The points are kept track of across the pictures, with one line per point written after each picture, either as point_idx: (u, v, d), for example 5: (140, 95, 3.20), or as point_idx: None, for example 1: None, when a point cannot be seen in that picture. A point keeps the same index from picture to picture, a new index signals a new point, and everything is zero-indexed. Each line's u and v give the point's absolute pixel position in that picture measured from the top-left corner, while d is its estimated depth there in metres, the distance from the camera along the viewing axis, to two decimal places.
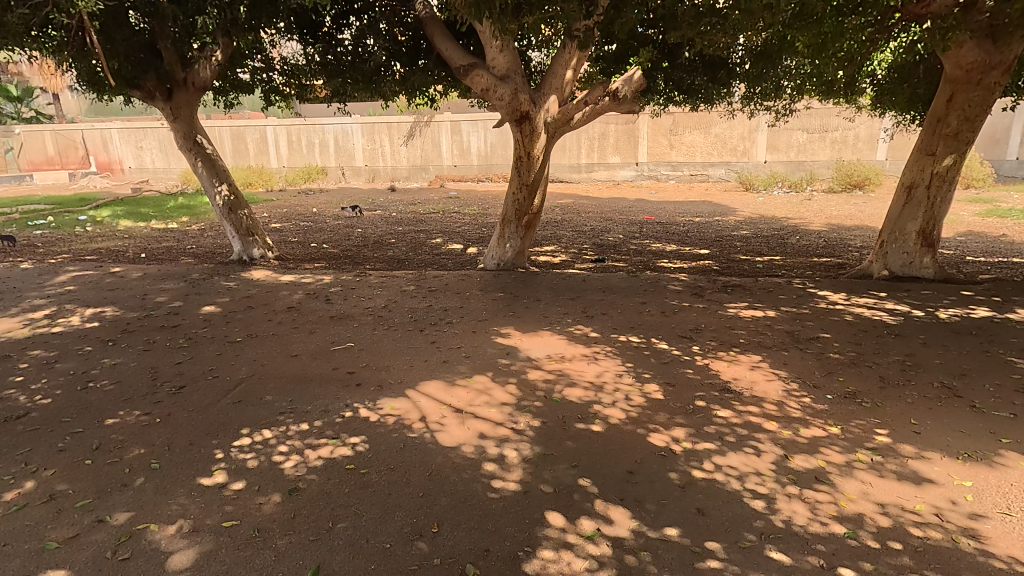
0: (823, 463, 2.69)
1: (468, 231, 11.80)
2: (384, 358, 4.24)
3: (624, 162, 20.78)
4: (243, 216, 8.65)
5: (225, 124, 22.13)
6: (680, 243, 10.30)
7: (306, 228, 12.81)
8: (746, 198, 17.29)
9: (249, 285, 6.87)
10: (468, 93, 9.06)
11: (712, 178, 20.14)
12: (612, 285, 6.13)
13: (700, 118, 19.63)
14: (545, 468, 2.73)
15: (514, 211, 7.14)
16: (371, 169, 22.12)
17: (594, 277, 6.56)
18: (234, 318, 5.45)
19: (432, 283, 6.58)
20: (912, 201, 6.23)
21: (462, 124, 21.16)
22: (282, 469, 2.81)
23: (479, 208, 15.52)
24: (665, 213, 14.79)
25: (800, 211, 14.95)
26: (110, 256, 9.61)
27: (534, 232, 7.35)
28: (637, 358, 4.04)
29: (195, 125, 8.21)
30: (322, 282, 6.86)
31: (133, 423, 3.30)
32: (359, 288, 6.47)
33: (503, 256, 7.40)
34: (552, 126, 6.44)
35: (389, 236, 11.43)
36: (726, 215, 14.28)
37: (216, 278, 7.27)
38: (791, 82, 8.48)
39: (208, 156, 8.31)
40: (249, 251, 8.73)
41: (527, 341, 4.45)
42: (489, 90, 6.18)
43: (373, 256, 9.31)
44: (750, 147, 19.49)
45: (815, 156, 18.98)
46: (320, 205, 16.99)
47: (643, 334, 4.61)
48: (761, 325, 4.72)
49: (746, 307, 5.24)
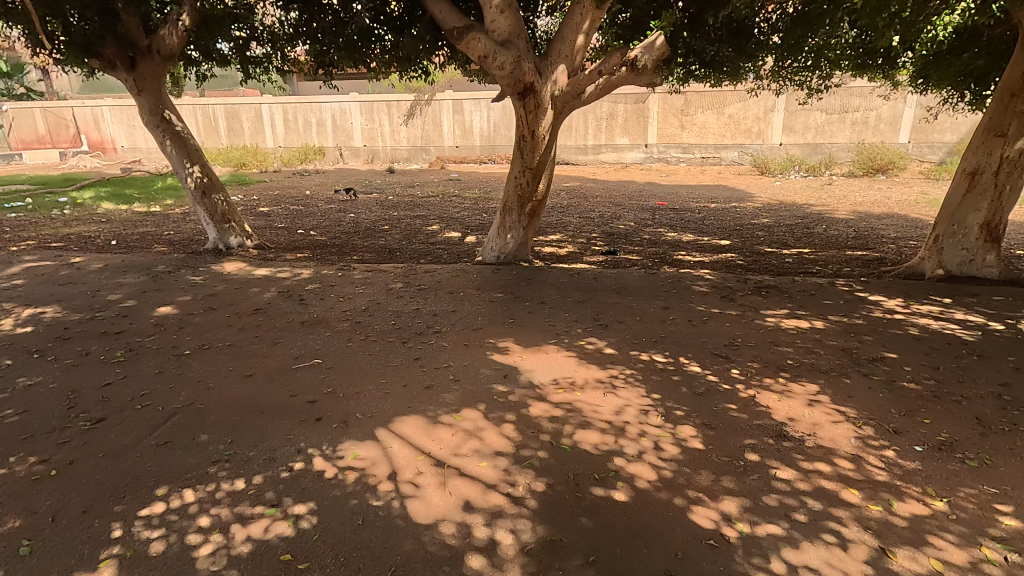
0: (939, 567, 1.94)
1: (466, 217, 10.99)
2: (355, 382, 3.49)
3: (633, 144, 19.86)
4: (217, 201, 7.83)
5: (218, 102, 21.24)
6: (697, 233, 9.49)
7: (295, 213, 12.01)
8: (762, 182, 16.42)
9: (218, 279, 6.12)
10: (467, 65, 8.18)
11: (724, 162, 19.16)
12: (628, 285, 5.34)
13: (713, 97, 18.64)
14: (551, 567, 1.99)
15: (516, 197, 6.34)
16: (369, 150, 21.22)
17: (606, 274, 5.78)
18: (189, 323, 4.70)
19: (422, 280, 5.81)
20: (975, 189, 5.40)
21: (464, 103, 20.14)
22: (194, 558, 2.08)
23: (479, 192, 14.71)
24: (677, 199, 13.94)
25: (819, 196, 14.11)
26: (78, 242, 8.85)
27: (538, 221, 6.56)
28: (664, 388, 3.27)
29: (163, 99, 7.40)
30: (299, 277, 6.10)
31: (19, 478, 2.56)
32: (340, 285, 5.73)
33: (503, 248, 6.63)
34: (561, 100, 5.62)
35: (383, 222, 10.65)
36: (743, 201, 13.45)
37: (183, 271, 6.52)
38: (829, 52, 7.54)
39: (179, 133, 7.50)
40: (226, 239, 7.94)
41: (529, 360, 3.69)
42: (488, 58, 5.25)
43: (363, 246, 8.56)
44: (765, 129, 18.49)
45: (833, 139, 17.98)
46: (313, 187, 16.20)
47: (668, 350, 3.84)
48: (810, 340, 3.93)
49: (787, 315, 4.46)
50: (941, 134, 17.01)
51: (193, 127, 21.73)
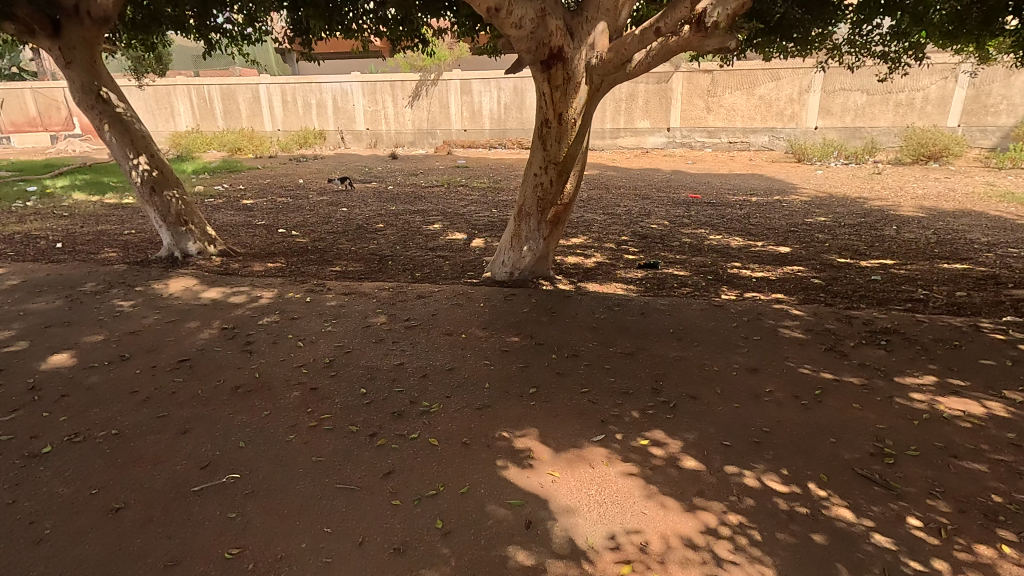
0: None
1: (472, 213, 9.56)
2: (280, 532, 2.12)
3: (654, 128, 18.26)
4: (170, 199, 6.45)
5: (213, 82, 19.81)
6: (745, 236, 8.02)
7: (282, 206, 10.65)
8: (801, 171, 14.79)
9: (153, 305, 4.79)
10: (474, 33, 6.63)
11: (753, 147, 17.48)
12: (689, 325, 3.92)
13: (743, 76, 16.93)
14: None
15: (536, 200, 4.92)
16: (372, 134, 19.75)
17: (655, 305, 4.37)
18: (78, 385, 3.36)
19: (413, 312, 4.44)
20: None
21: (473, 83, 18.54)
22: None
23: (489, 181, 13.25)
24: (711, 190, 12.41)
25: (870, 188, 12.50)
26: (19, 246, 7.53)
27: (563, 229, 5.15)
28: (809, 569, 1.88)
29: (99, 75, 5.99)
30: (255, 304, 4.74)
31: None
32: (304, 318, 4.38)
33: (518, 263, 5.27)
34: (599, 72, 4.10)
35: (377, 220, 9.27)
36: (785, 193, 11.89)
37: (114, 290, 5.20)
38: (927, 14, 5.84)
39: (119, 117, 6.10)
40: (182, 245, 6.57)
41: (568, 487, 2.31)
42: (501, 11, 3.71)
43: (350, 251, 7.20)
44: (799, 111, 16.75)
45: (874, 122, 16.17)
46: (307, 175, 14.83)
47: (783, 463, 2.44)
48: (1004, 447, 2.52)
49: (941, 389, 3.04)
50: (996, 116, 15.07)
51: (185, 109, 20.36)
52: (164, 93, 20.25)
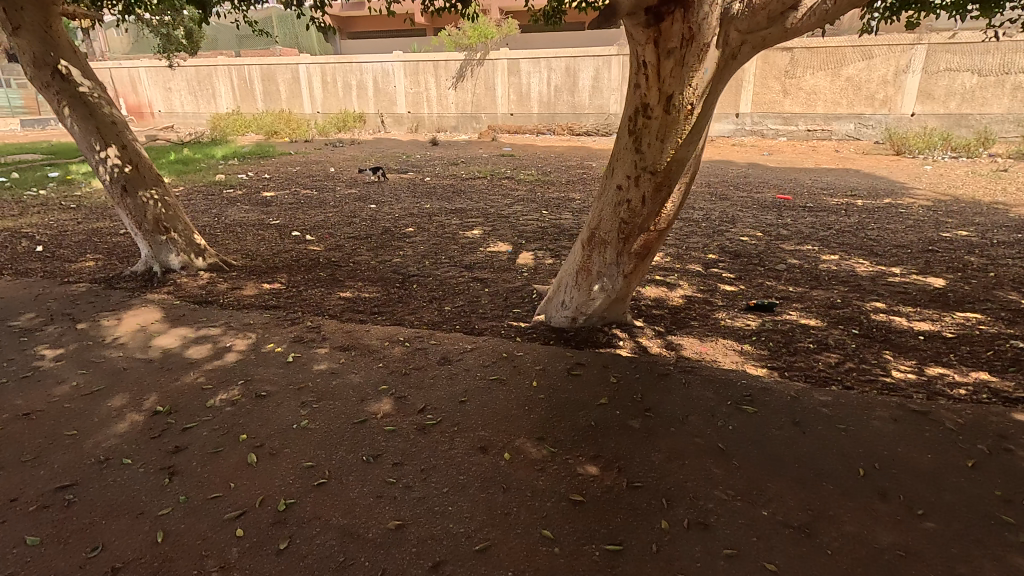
0: None
1: (518, 216, 8.03)
2: None
3: (721, 113, 16.17)
4: (146, 201, 5.19)
5: (252, 62, 18.81)
6: (869, 258, 6.17)
7: (303, 201, 9.37)
8: (904, 165, 12.50)
9: (84, 357, 3.50)
10: None
11: (837, 136, 15.15)
12: (890, 462, 2.30)
13: (829, 53, 14.56)
14: None
15: (617, 223, 3.37)
16: (413, 117, 18.36)
17: (811, 401, 2.76)
18: None
19: (434, 392, 2.97)
20: None
21: (521, 63, 16.83)
22: None
23: (538, 173, 11.63)
24: (799, 188, 10.43)
25: (996, 189, 10.20)
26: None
27: (651, 262, 3.57)
28: None
29: (54, 43, 4.65)
30: (217, 363, 3.39)
31: None
32: (277, 397, 2.98)
33: (584, 307, 3.76)
34: (740, 26, 2.52)
35: (405, 221, 7.87)
36: (894, 194, 9.78)
37: (50, 329, 3.95)
38: None
39: (82, 99, 4.81)
40: (162, 257, 5.36)
41: None
42: None
43: (367, 266, 5.81)
44: (893, 95, 14.27)
45: (986, 107, 13.53)
46: (339, 163, 13.56)
47: None
48: None
49: None
50: None
51: (225, 91, 19.49)
52: (205, 73, 19.44)
